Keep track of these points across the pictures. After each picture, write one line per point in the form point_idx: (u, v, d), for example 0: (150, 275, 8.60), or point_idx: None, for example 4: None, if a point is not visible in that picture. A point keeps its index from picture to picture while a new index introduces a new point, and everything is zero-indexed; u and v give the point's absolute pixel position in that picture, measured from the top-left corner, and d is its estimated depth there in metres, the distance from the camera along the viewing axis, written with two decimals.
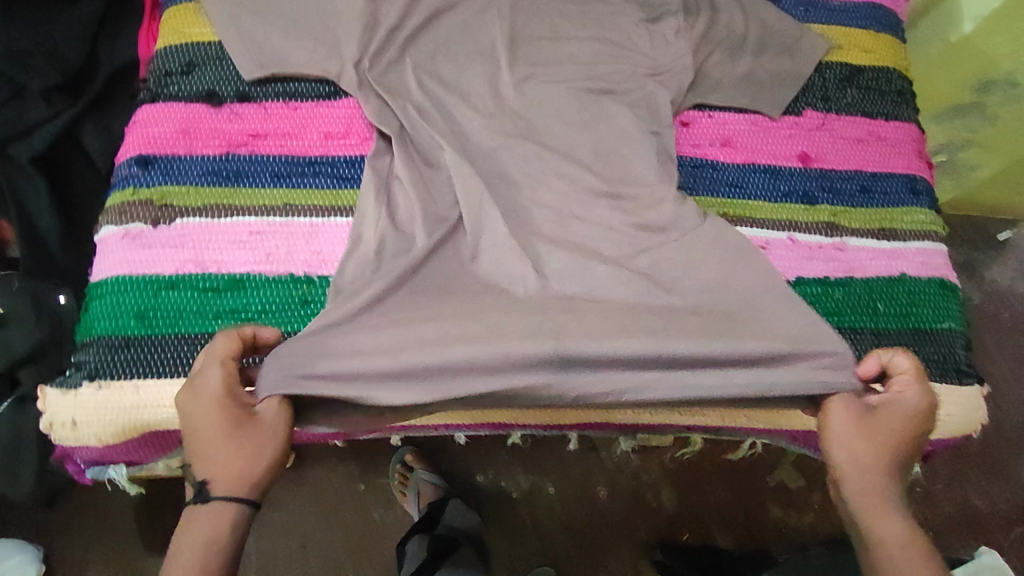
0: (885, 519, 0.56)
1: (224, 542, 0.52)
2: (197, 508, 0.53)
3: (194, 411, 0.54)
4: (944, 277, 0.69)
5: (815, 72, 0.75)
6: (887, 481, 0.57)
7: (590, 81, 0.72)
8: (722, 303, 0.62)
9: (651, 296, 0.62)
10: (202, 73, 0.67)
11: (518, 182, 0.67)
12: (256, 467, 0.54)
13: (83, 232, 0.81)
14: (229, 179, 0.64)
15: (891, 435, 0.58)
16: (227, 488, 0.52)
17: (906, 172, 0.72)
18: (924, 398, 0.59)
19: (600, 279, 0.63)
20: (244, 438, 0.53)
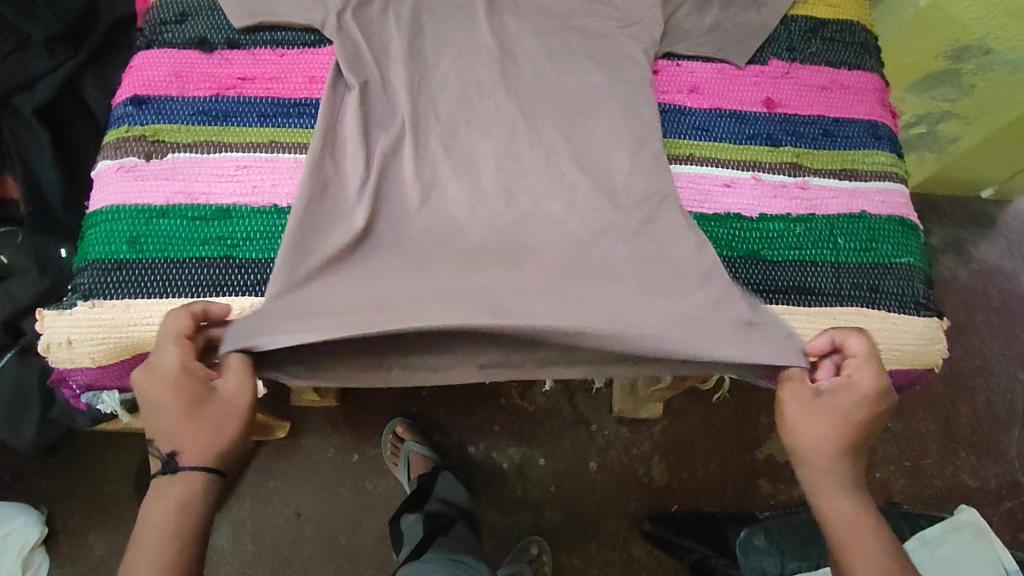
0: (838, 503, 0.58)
1: (196, 507, 0.56)
2: (167, 477, 0.57)
3: (150, 389, 0.56)
4: (904, 216, 0.72)
5: (780, 24, 0.78)
6: (841, 468, 0.58)
7: (565, 32, 0.75)
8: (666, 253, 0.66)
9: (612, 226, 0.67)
10: (195, 21, 0.72)
11: (493, 125, 0.70)
12: (222, 439, 0.57)
13: (82, 187, 0.84)
14: (218, 118, 0.68)
15: (845, 423, 0.59)
16: (199, 459, 0.56)
17: (868, 118, 0.75)
18: (877, 381, 0.59)
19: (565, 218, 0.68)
20: (207, 413, 0.57)
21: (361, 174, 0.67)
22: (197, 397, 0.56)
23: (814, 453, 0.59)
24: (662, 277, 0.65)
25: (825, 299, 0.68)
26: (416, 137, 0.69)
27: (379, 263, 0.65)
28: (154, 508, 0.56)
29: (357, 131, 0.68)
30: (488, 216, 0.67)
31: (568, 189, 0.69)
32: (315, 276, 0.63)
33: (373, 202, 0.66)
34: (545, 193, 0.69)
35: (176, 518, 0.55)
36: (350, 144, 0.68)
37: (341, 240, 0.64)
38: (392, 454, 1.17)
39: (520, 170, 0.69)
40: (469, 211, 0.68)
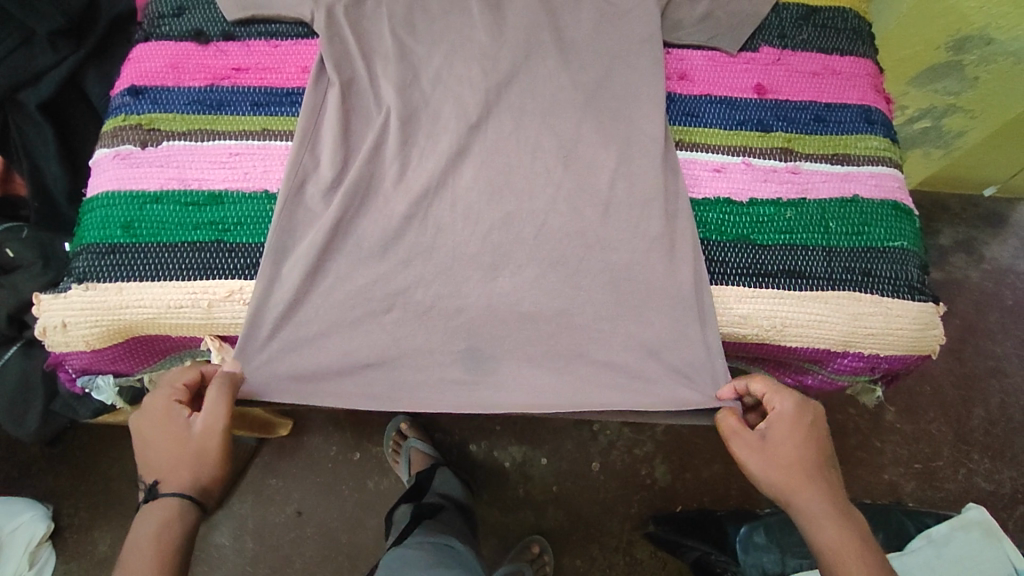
0: (819, 533, 0.59)
1: (171, 537, 0.57)
2: (148, 507, 0.58)
3: (144, 426, 0.60)
4: (898, 200, 0.71)
5: (771, 12, 0.80)
6: (808, 497, 0.60)
7: (555, 24, 0.76)
8: (639, 276, 0.66)
9: (603, 231, 0.67)
10: (192, 15, 0.75)
11: (484, 119, 0.71)
12: (203, 469, 0.59)
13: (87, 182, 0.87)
14: (212, 107, 0.71)
15: (792, 451, 0.61)
16: (177, 488, 0.58)
17: (861, 103, 0.76)
18: (795, 401, 0.61)
19: (547, 216, 0.67)
20: (191, 446, 0.59)
21: (338, 169, 0.67)
22: (185, 430, 0.59)
23: (780, 490, 0.60)
24: (630, 298, 0.66)
25: (816, 284, 0.67)
26: (401, 128, 0.70)
27: (355, 262, 0.65)
28: (133, 539, 0.57)
29: (337, 126, 0.69)
30: (473, 214, 0.67)
31: (553, 184, 0.68)
32: (294, 279, 0.64)
33: (353, 200, 0.66)
34: (530, 180, 0.69)
35: (156, 548, 0.56)
36: (329, 137, 0.69)
37: (318, 238, 0.64)
38: (393, 452, 1.17)
39: (507, 167, 0.69)
40: (455, 208, 0.67)
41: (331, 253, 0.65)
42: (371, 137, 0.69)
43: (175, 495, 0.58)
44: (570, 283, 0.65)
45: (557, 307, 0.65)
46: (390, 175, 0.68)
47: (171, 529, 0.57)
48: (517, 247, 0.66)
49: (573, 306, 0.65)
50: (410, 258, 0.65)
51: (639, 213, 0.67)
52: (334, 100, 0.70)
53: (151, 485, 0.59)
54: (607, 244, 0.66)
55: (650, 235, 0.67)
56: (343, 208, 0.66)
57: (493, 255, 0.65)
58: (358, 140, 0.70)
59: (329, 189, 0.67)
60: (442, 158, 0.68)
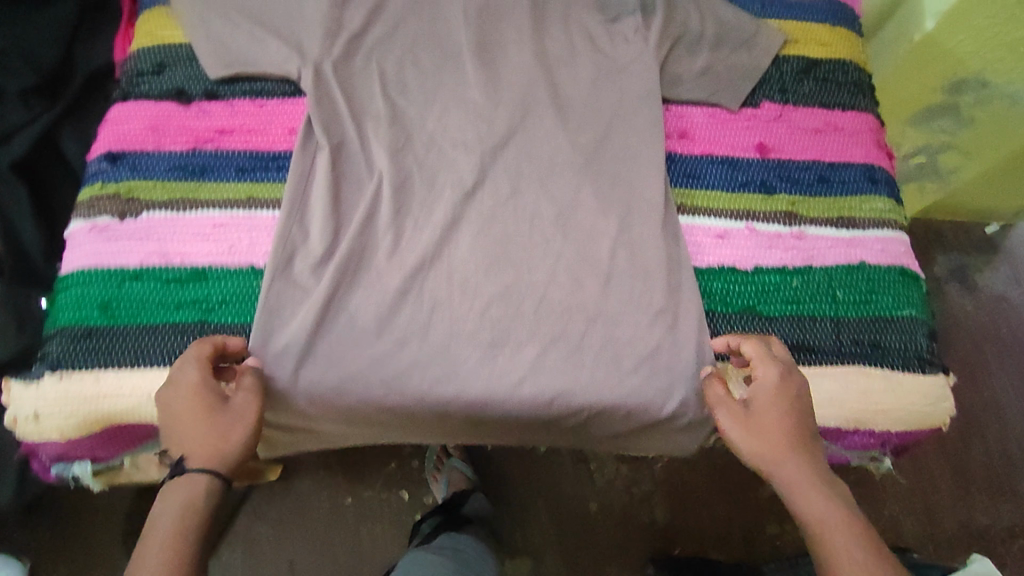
0: (806, 508, 0.54)
1: (193, 520, 0.50)
2: (171, 485, 0.52)
3: (170, 405, 0.54)
4: (905, 265, 0.70)
5: (772, 64, 0.78)
6: (794, 468, 0.55)
7: (552, 80, 0.74)
8: (646, 355, 0.63)
9: (605, 303, 0.64)
10: (172, 73, 0.72)
11: (482, 186, 0.69)
12: (231, 448, 0.53)
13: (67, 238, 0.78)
14: (195, 174, 0.67)
15: (779, 419, 0.56)
16: (204, 465, 0.52)
17: (865, 161, 0.74)
18: (781, 370, 0.58)
19: (547, 287, 0.65)
20: (221, 420, 0.53)
21: (329, 243, 0.64)
22: (215, 404, 0.54)
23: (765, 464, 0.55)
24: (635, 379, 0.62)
25: (824, 357, 0.65)
26: (396, 195, 0.67)
27: (346, 347, 0.61)
28: (154, 522, 0.50)
29: (327, 196, 0.66)
30: (470, 286, 0.64)
31: (552, 256, 0.66)
32: (283, 367, 0.60)
33: (343, 277, 0.63)
34: (529, 249, 0.66)
35: (177, 536, 0.49)
36: (317, 210, 0.65)
37: (307, 323, 0.61)
38: (436, 468, 1.15)
39: (505, 236, 0.67)
40: (452, 282, 0.64)
41: (321, 335, 0.61)
42: (363, 207, 0.66)
43: (207, 472, 0.52)
44: (575, 360, 0.62)
45: (557, 389, 0.61)
46: (383, 249, 0.65)
47: (196, 511, 0.51)
48: (517, 324, 0.63)
49: (578, 389, 0.61)
50: (405, 339, 0.62)
51: (641, 288, 0.65)
52: (323, 168, 0.67)
53: (178, 462, 0.53)
54: (612, 319, 0.64)
55: (653, 310, 0.64)
56: (334, 285, 0.63)
57: (493, 332, 0.63)
58: (348, 208, 0.67)
59: (318, 264, 0.64)
60: (436, 230, 0.66)
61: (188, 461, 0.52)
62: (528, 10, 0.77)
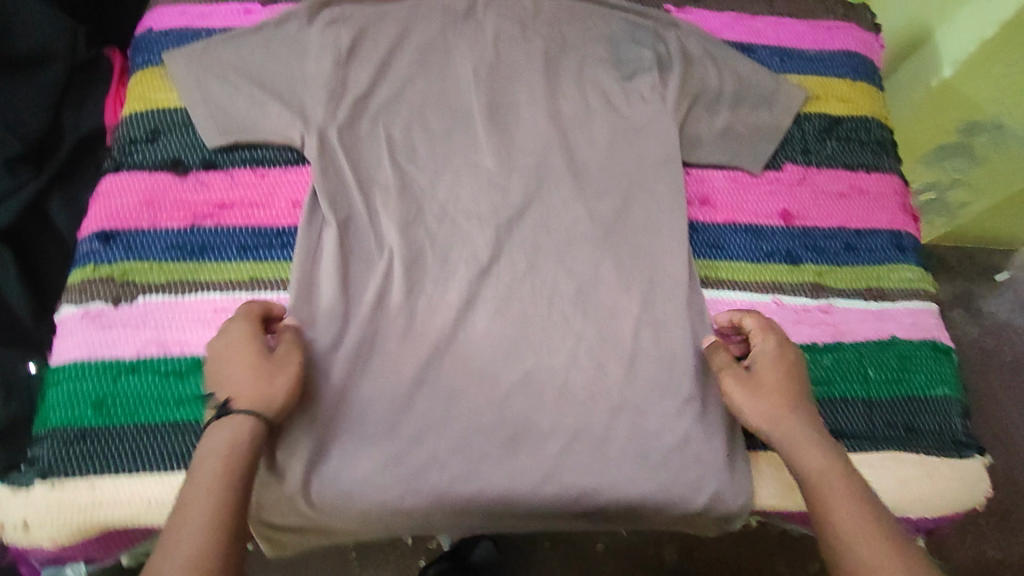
0: (806, 460, 0.53)
1: (241, 456, 0.48)
2: (214, 427, 0.50)
3: (217, 355, 0.54)
4: (936, 338, 0.68)
5: (794, 123, 0.76)
6: (796, 425, 0.54)
7: (567, 144, 0.71)
8: (673, 446, 0.60)
9: (630, 388, 0.62)
10: (168, 140, 0.68)
11: (497, 261, 0.66)
12: (277, 393, 0.52)
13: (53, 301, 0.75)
14: (194, 254, 0.64)
15: (781, 382, 0.57)
16: (251, 405, 0.51)
17: (890, 227, 0.72)
18: (779, 338, 0.59)
19: (567, 371, 0.62)
20: (269, 370, 0.53)
21: (338, 329, 0.61)
22: (261, 354, 0.53)
23: (767, 424, 0.55)
24: (664, 473, 0.59)
25: (859, 442, 0.63)
26: (407, 274, 0.64)
27: (361, 445, 0.58)
28: (199, 459, 0.48)
29: (336, 275, 0.63)
30: (488, 372, 0.62)
31: (573, 336, 0.64)
32: (294, 470, 0.57)
33: (355, 367, 0.60)
34: (547, 330, 0.64)
35: (226, 477, 0.47)
36: (326, 294, 0.62)
37: (320, 421, 0.58)
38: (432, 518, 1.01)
39: (523, 315, 0.64)
40: (468, 369, 0.62)
41: (332, 433, 0.58)
42: (373, 287, 0.63)
43: (257, 415, 0.51)
44: (599, 453, 0.60)
45: (583, 486, 0.59)
46: (394, 333, 0.62)
47: (243, 448, 0.49)
48: (539, 413, 0.61)
49: (603, 484, 0.59)
50: (422, 434, 0.59)
51: (666, 372, 0.63)
52: (331, 245, 0.64)
53: (222, 404, 0.51)
54: (637, 407, 0.61)
55: (679, 397, 0.62)
56: (345, 377, 0.60)
57: (513, 423, 0.60)
58: (357, 288, 0.63)
59: (327, 352, 0.60)
60: (451, 311, 0.63)
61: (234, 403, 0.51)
62: (541, 67, 0.74)
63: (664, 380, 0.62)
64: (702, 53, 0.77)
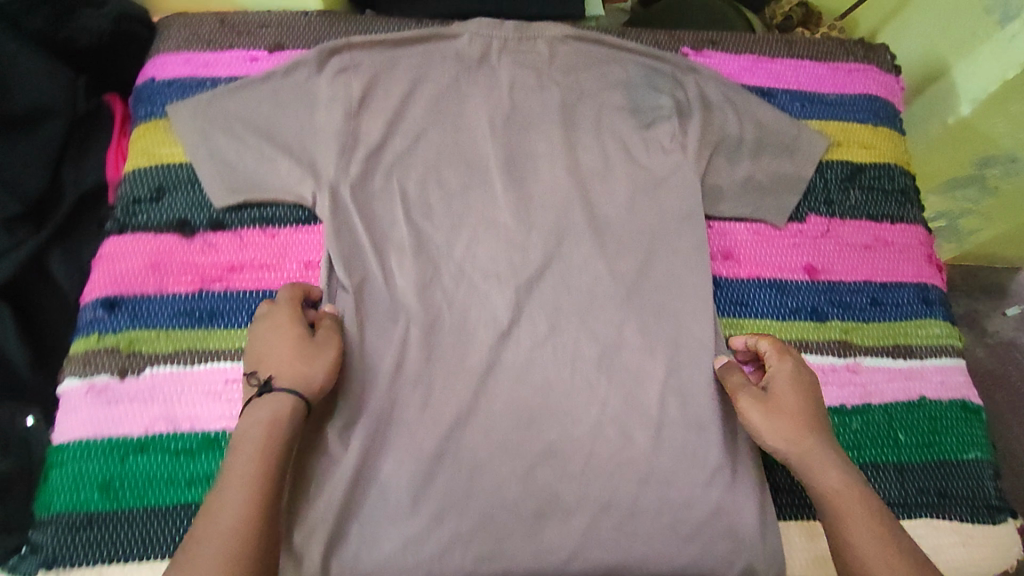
0: (824, 480, 0.54)
1: (280, 434, 0.51)
2: (256, 403, 0.53)
3: (261, 332, 0.57)
4: (966, 397, 0.67)
5: (817, 172, 0.74)
6: (814, 446, 0.55)
7: (586, 200, 0.69)
8: (702, 519, 0.59)
9: (656, 459, 0.60)
10: (173, 199, 0.65)
11: (517, 325, 0.64)
12: (316, 374, 0.55)
13: (55, 354, 0.72)
14: (203, 320, 0.61)
15: (798, 402, 0.57)
16: (291, 385, 0.54)
17: (917, 280, 0.71)
18: (794, 360, 0.60)
19: (591, 441, 0.60)
20: (308, 354, 0.56)
21: (356, 401, 0.59)
22: (303, 336, 0.56)
23: (785, 444, 0.56)
24: (691, 548, 0.58)
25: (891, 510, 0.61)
26: (425, 340, 0.62)
27: (381, 524, 0.57)
28: (243, 430, 0.51)
29: (352, 345, 0.61)
30: (510, 444, 0.59)
31: (597, 403, 0.62)
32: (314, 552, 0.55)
33: (373, 441, 0.58)
34: (570, 397, 0.62)
35: (259, 467, 0.49)
36: (343, 363, 0.60)
37: (339, 500, 0.56)
38: None
39: (545, 382, 0.62)
40: (490, 440, 0.59)
41: (352, 511, 0.57)
42: (391, 356, 0.61)
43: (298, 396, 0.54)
44: (625, 527, 0.58)
45: (609, 562, 0.58)
46: (413, 403, 0.60)
47: (282, 425, 0.52)
48: (565, 487, 0.59)
49: (630, 560, 0.58)
50: (444, 512, 0.57)
51: (693, 441, 0.61)
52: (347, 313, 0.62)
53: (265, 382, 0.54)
54: (664, 478, 0.59)
55: (707, 467, 0.60)
56: (364, 452, 0.58)
57: (537, 497, 0.58)
58: (374, 356, 0.61)
59: (345, 426, 0.58)
60: (471, 380, 0.61)
61: (278, 382, 0.54)
62: (558, 118, 0.72)
63: (691, 450, 0.61)
64: (723, 98, 0.74)
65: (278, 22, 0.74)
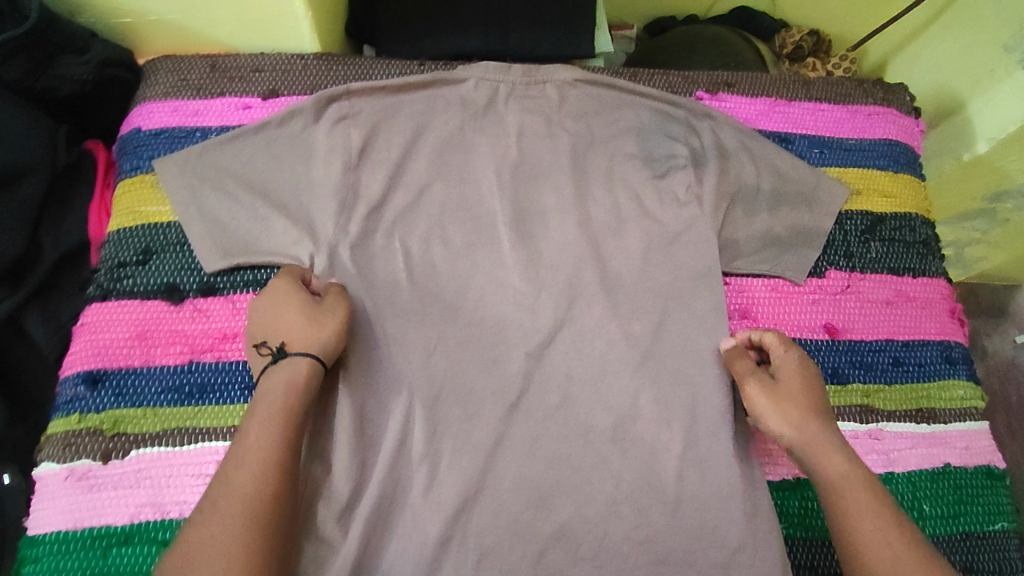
0: (829, 469, 0.52)
1: (298, 397, 0.52)
2: (273, 369, 0.54)
3: (269, 299, 0.57)
4: (989, 463, 0.65)
5: (836, 223, 0.71)
6: (820, 434, 0.54)
7: (598, 257, 0.66)
8: None
9: (673, 539, 0.57)
10: (161, 262, 0.62)
11: (527, 395, 0.61)
12: (328, 337, 0.55)
13: (29, 406, 0.67)
14: (193, 396, 0.59)
15: (805, 391, 0.57)
16: (305, 351, 0.54)
17: (939, 338, 0.69)
18: (803, 353, 0.60)
19: (606, 522, 0.57)
20: (314, 317, 0.56)
21: (358, 482, 0.56)
22: (306, 301, 0.56)
23: (790, 429, 0.55)
24: None
25: None
26: (430, 414, 0.59)
27: None
28: (261, 394, 0.52)
29: (352, 421, 0.58)
30: (520, 526, 0.57)
31: (611, 480, 0.59)
32: None
33: (377, 526, 0.55)
34: (583, 473, 0.59)
35: (264, 461, 0.48)
36: (344, 441, 0.57)
37: None
38: None
39: (557, 457, 0.59)
40: (500, 522, 0.57)
41: None
42: (394, 432, 0.58)
43: (308, 359, 0.54)
44: None
45: None
46: (416, 481, 0.57)
47: (299, 389, 0.53)
48: (578, 571, 0.56)
49: None
50: None
51: (712, 519, 0.58)
52: (347, 387, 0.59)
53: (277, 350, 0.55)
54: (681, 559, 0.57)
55: (726, 547, 0.57)
56: (367, 539, 0.55)
57: None
58: (376, 431, 0.58)
59: (348, 509, 0.56)
60: (479, 456, 0.58)
61: (289, 347, 0.54)
62: (569, 168, 0.68)
63: (709, 529, 0.58)
64: (739, 145, 0.70)
65: (273, 65, 0.70)
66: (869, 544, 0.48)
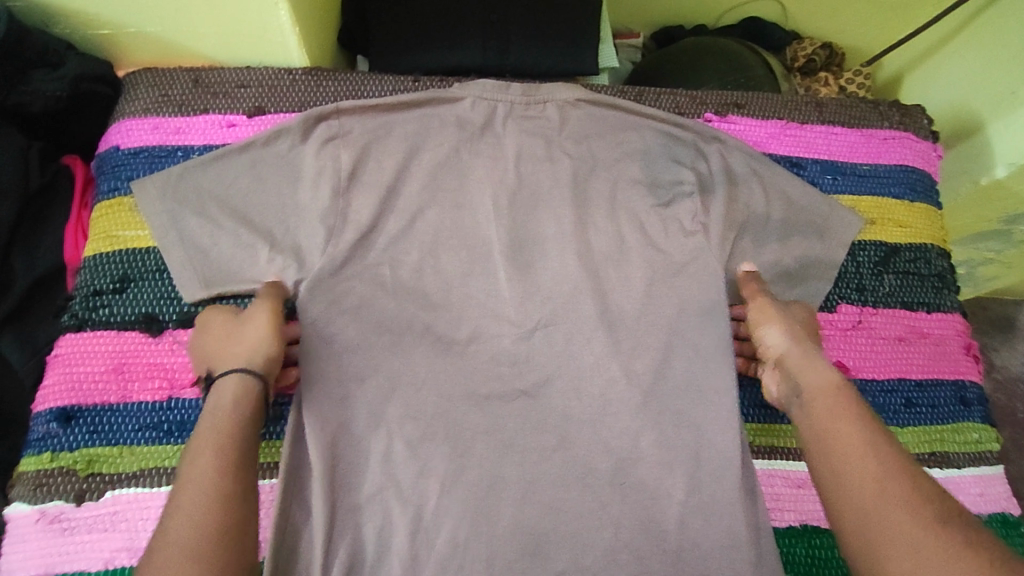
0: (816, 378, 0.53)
1: (234, 413, 0.49)
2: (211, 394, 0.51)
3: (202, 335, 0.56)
4: (1004, 510, 0.63)
5: (849, 255, 0.68)
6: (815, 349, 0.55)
7: (600, 290, 0.62)
8: None
9: None
10: (139, 290, 0.59)
11: (521, 436, 0.58)
12: (256, 348, 0.53)
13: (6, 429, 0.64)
14: (173, 434, 0.56)
15: (808, 324, 0.59)
16: (235, 367, 0.52)
17: (953, 377, 0.67)
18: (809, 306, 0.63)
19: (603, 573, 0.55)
20: (237, 334, 0.54)
21: (344, 528, 0.54)
22: (230, 324, 0.55)
23: (789, 338, 0.56)
24: None
25: None
26: (420, 456, 0.56)
27: None
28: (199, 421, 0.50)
29: (338, 463, 0.55)
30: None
31: (609, 528, 0.56)
32: None
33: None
34: (579, 520, 0.56)
35: (223, 456, 0.46)
36: (330, 485, 0.54)
37: None
38: None
39: (553, 504, 0.56)
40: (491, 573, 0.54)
41: None
42: (382, 475, 0.55)
43: (235, 373, 0.51)
44: None
45: None
46: (403, 528, 0.54)
47: (234, 405, 0.50)
48: None
49: None
50: None
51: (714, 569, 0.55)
52: (333, 427, 0.56)
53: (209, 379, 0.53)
54: None
55: None
56: None
57: None
58: (362, 474, 0.55)
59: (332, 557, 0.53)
60: (471, 502, 0.55)
61: (215, 373, 0.53)
62: (569, 194, 0.65)
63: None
64: (749, 170, 0.67)
65: (259, 79, 0.66)
66: (855, 452, 0.46)
